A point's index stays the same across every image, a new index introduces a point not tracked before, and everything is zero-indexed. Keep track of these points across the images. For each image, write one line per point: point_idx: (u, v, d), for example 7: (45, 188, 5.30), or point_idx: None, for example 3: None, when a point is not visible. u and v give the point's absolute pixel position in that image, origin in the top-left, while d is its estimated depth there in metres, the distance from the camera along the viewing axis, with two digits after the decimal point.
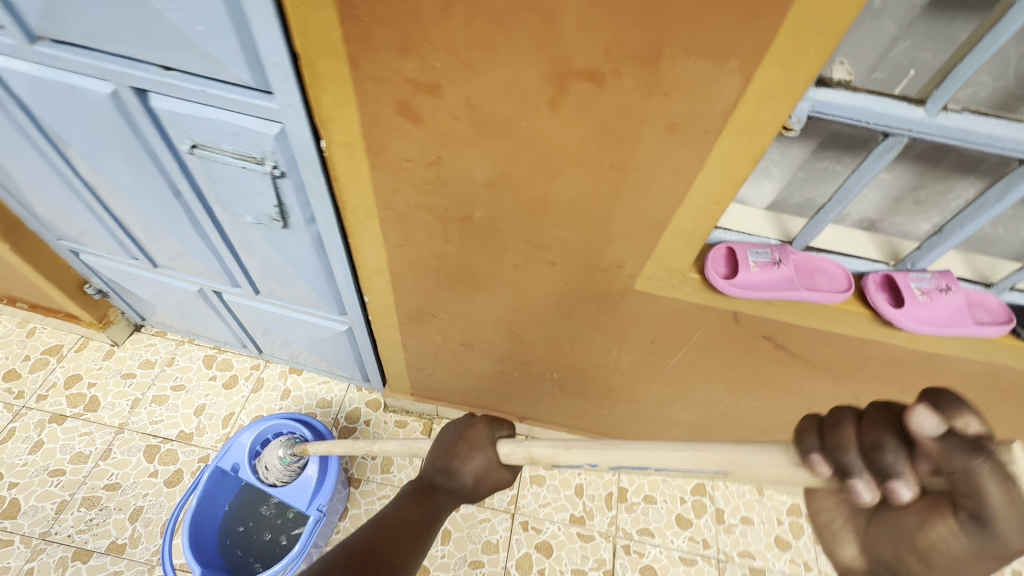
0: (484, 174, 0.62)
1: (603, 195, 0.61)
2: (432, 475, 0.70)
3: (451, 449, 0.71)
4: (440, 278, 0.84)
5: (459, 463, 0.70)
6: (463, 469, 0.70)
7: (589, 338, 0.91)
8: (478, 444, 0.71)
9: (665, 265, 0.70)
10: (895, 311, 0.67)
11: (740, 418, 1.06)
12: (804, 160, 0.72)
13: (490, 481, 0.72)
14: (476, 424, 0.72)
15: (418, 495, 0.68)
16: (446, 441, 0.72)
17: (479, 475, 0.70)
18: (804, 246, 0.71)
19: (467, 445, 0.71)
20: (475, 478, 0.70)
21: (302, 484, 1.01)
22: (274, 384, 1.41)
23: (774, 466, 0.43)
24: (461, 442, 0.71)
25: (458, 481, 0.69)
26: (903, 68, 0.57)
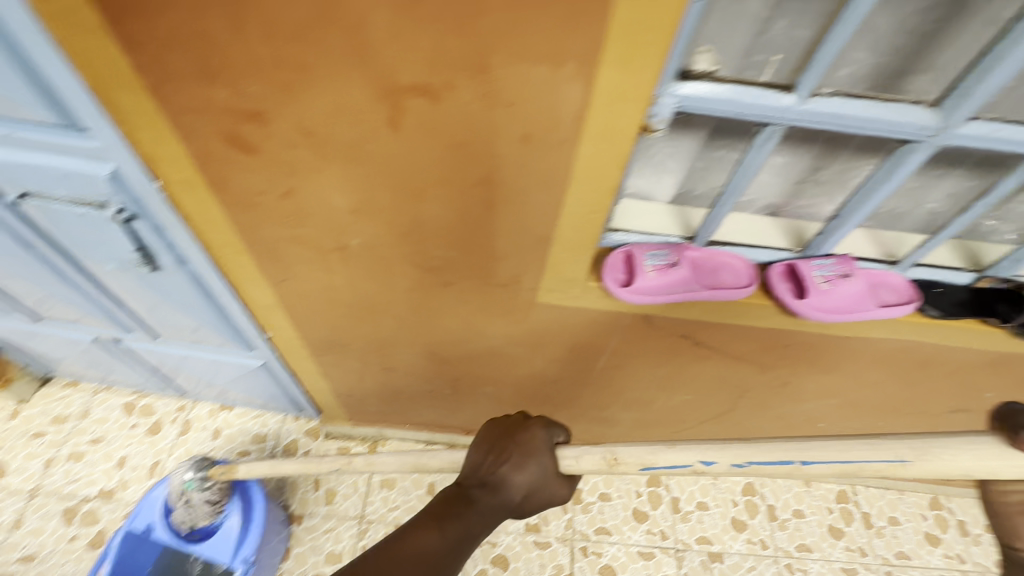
0: (345, 202, 0.57)
1: (477, 213, 0.56)
2: (476, 484, 0.67)
3: (503, 456, 0.67)
4: (339, 308, 0.78)
5: (507, 477, 0.66)
6: (509, 482, 0.65)
7: (510, 352, 0.87)
8: (533, 451, 0.67)
9: (563, 277, 0.66)
10: (800, 302, 0.65)
11: (678, 411, 1.04)
12: (699, 150, 0.68)
13: (541, 496, 0.67)
14: (533, 432, 0.68)
15: (453, 507, 0.66)
16: (496, 442, 0.69)
17: (528, 488, 0.66)
18: (707, 241, 0.67)
19: (518, 453, 0.67)
20: (525, 493, 0.66)
21: (224, 536, 0.97)
22: (203, 424, 1.32)
23: (967, 454, 0.42)
24: (510, 449, 0.67)
25: (498, 497, 0.65)
26: (781, 50, 0.50)
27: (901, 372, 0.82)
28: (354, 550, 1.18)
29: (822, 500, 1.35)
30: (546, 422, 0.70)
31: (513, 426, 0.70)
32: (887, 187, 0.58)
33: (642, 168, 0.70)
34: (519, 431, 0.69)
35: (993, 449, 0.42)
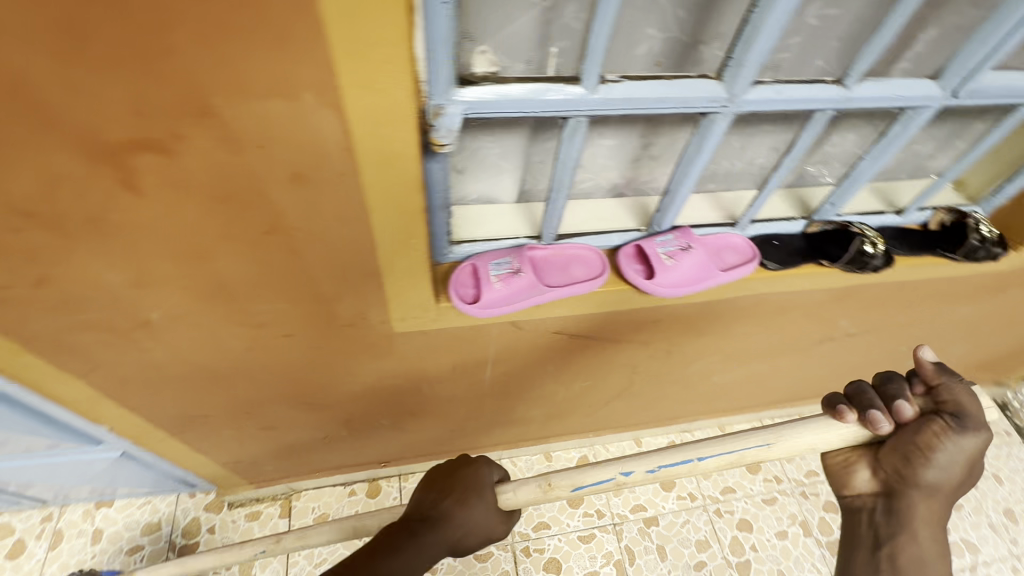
0: (120, 278, 0.48)
1: (283, 262, 0.50)
2: (414, 522, 0.59)
3: (447, 492, 0.61)
4: (174, 384, 0.68)
5: (452, 514, 0.59)
6: (453, 518, 0.59)
7: (391, 383, 0.82)
8: (477, 487, 0.62)
9: (410, 304, 0.61)
10: (649, 281, 0.65)
11: (582, 397, 1.04)
12: (528, 146, 0.65)
13: (474, 541, 0.61)
14: (480, 468, 0.64)
15: (389, 544, 0.56)
16: (436, 480, 0.63)
17: (469, 526, 0.59)
18: (554, 236, 0.66)
19: (463, 487, 0.61)
20: (466, 532, 0.59)
21: None
22: (78, 530, 1.15)
23: (819, 432, 0.56)
24: (451, 487, 0.61)
25: (438, 537, 0.57)
26: (575, 36, 0.48)
27: (766, 320, 0.87)
28: None
29: None
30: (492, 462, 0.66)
31: (453, 465, 0.64)
32: (701, 158, 0.58)
33: (476, 171, 0.66)
34: (464, 468, 0.64)
35: (824, 424, 0.56)
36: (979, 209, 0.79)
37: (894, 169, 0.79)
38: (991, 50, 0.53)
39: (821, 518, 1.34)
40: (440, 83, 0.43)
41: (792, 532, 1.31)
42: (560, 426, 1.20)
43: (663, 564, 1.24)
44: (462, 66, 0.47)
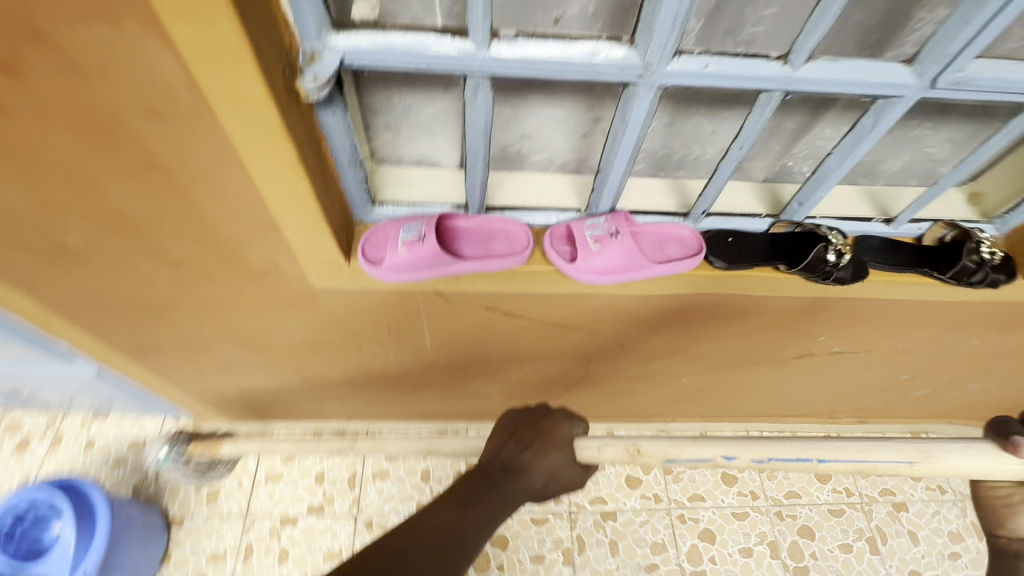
0: (22, 200, 0.50)
1: (173, 202, 0.51)
2: (498, 469, 0.63)
3: (527, 443, 0.66)
4: (116, 311, 0.72)
5: (536, 462, 0.64)
6: (534, 466, 0.64)
7: (330, 338, 0.82)
8: (557, 440, 0.67)
9: (320, 261, 0.61)
10: (570, 265, 0.62)
11: (538, 380, 1.02)
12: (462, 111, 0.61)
13: (554, 486, 0.67)
14: (557, 422, 0.68)
15: (475, 489, 0.60)
16: (515, 430, 0.67)
17: (547, 473, 0.65)
18: (480, 208, 0.64)
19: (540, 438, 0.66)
20: (546, 478, 0.65)
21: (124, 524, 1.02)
22: (75, 436, 1.26)
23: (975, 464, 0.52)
24: (533, 437, 0.66)
25: (526, 482, 0.62)
26: None
27: (726, 324, 0.81)
28: (238, 548, 1.17)
29: None
30: (576, 416, 0.71)
31: (534, 416, 0.69)
32: (628, 137, 0.53)
33: (410, 133, 0.63)
34: (543, 420, 0.68)
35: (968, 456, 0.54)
36: (991, 226, 0.68)
37: (896, 173, 0.69)
38: (979, 27, 0.45)
39: (793, 542, 1.26)
40: (309, 26, 0.41)
41: (758, 551, 1.25)
42: None
43: (613, 558, 1.22)
44: (339, 11, 0.44)
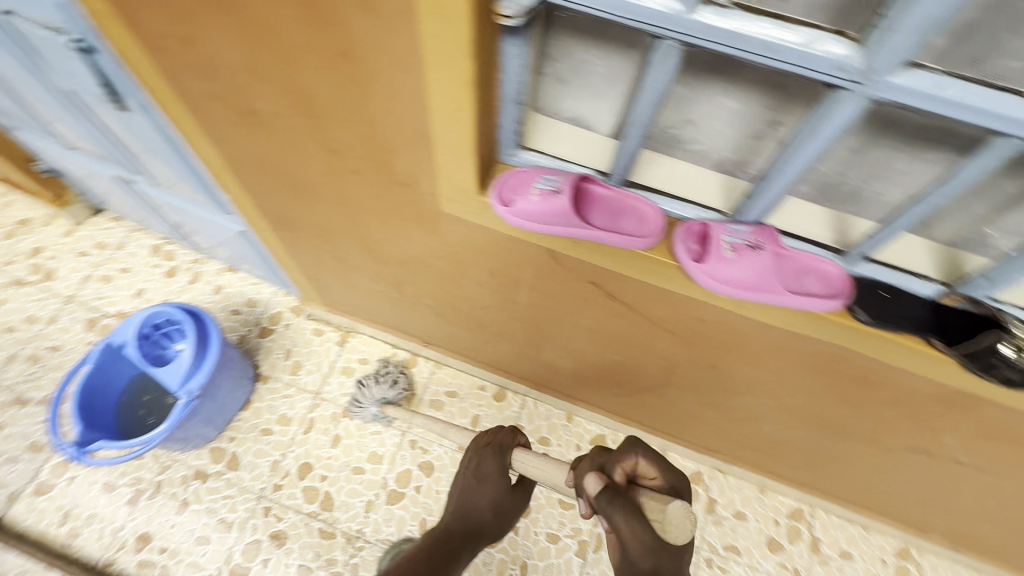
0: (237, 58, 0.57)
1: (352, 92, 0.55)
2: (453, 526, 0.81)
3: (476, 489, 0.81)
4: (274, 181, 0.81)
5: (481, 502, 0.81)
6: (479, 510, 0.82)
7: (436, 263, 0.87)
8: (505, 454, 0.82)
9: (455, 185, 0.63)
10: (697, 265, 0.58)
11: (611, 370, 1.00)
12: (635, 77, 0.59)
13: (505, 514, 0.85)
14: (490, 455, 0.82)
15: (435, 545, 0.78)
16: (464, 480, 0.83)
17: (493, 510, 0.83)
18: (622, 179, 0.62)
19: (479, 480, 0.81)
20: (493, 513, 0.83)
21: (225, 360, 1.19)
22: (209, 279, 1.47)
23: None
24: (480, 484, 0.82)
25: (476, 525, 0.82)
26: None
27: (838, 383, 0.73)
28: (303, 419, 1.30)
29: (772, 511, 1.25)
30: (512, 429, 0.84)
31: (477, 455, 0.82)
32: (812, 147, 0.49)
33: (576, 88, 0.62)
34: (481, 463, 0.82)
35: None
36: None
37: None
38: None
39: None
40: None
41: None
42: (587, 392, 1.18)
43: None
44: None
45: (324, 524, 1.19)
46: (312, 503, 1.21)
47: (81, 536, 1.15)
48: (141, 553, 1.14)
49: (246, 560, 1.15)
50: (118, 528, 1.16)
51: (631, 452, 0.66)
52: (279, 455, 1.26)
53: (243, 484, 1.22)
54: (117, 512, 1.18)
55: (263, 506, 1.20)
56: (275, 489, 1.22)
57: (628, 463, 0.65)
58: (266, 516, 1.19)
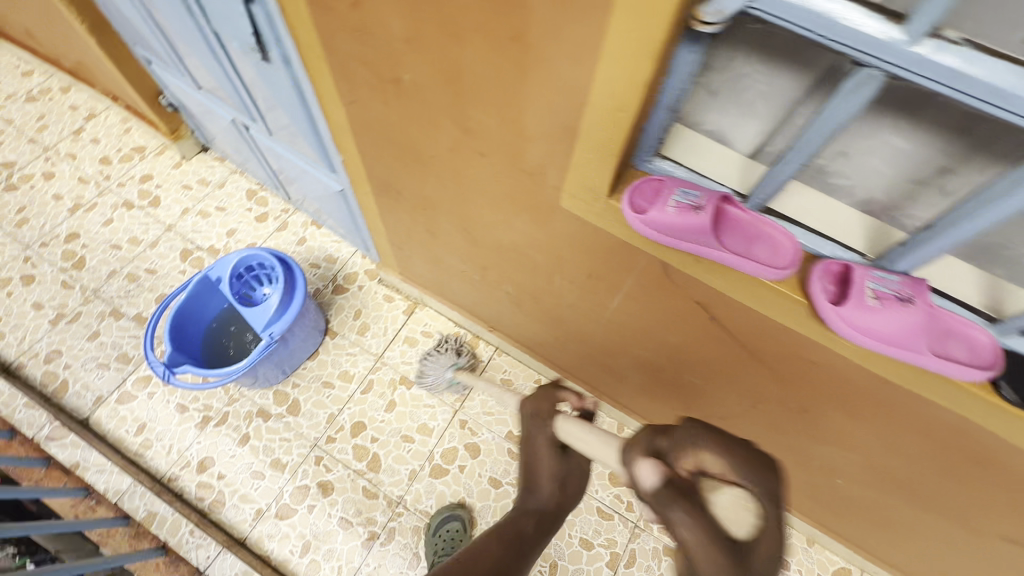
0: (399, 28, 0.57)
1: (508, 78, 0.54)
2: (521, 513, 0.72)
3: (535, 466, 0.73)
4: (392, 149, 0.82)
5: (542, 477, 0.73)
6: (541, 491, 0.73)
7: (531, 255, 0.86)
8: (546, 417, 0.72)
9: (585, 184, 0.62)
10: (832, 307, 0.54)
11: (684, 392, 0.97)
12: (796, 100, 0.56)
13: (573, 484, 0.75)
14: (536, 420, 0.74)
15: (506, 530, 0.71)
16: (525, 459, 0.75)
17: (557, 490, 0.73)
18: (759, 206, 0.59)
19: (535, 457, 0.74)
20: (555, 485, 0.72)
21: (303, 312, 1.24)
22: (295, 230, 1.53)
23: None
24: (541, 456, 0.73)
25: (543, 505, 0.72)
26: None
27: (947, 455, 0.68)
28: (363, 379, 1.34)
29: (819, 566, 1.19)
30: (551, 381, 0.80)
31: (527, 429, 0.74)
32: (1004, 208, 0.44)
33: (726, 102, 0.60)
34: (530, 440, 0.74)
35: None
36: None
37: None
38: None
39: None
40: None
41: None
42: (648, 408, 1.16)
43: None
44: None
45: (368, 483, 1.23)
46: (360, 461, 1.25)
47: (152, 449, 1.24)
48: (202, 475, 1.22)
49: (294, 502, 1.21)
50: (185, 448, 1.24)
51: (690, 442, 0.43)
52: (337, 409, 1.31)
53: (300, 430, 1.28)
54: (186, 434, 1.26)
55: (315, 455, 1.25)
56: (328, 441, 1.27)
57: (688, 459, 0.43)
58: (317, 464, 1.25)
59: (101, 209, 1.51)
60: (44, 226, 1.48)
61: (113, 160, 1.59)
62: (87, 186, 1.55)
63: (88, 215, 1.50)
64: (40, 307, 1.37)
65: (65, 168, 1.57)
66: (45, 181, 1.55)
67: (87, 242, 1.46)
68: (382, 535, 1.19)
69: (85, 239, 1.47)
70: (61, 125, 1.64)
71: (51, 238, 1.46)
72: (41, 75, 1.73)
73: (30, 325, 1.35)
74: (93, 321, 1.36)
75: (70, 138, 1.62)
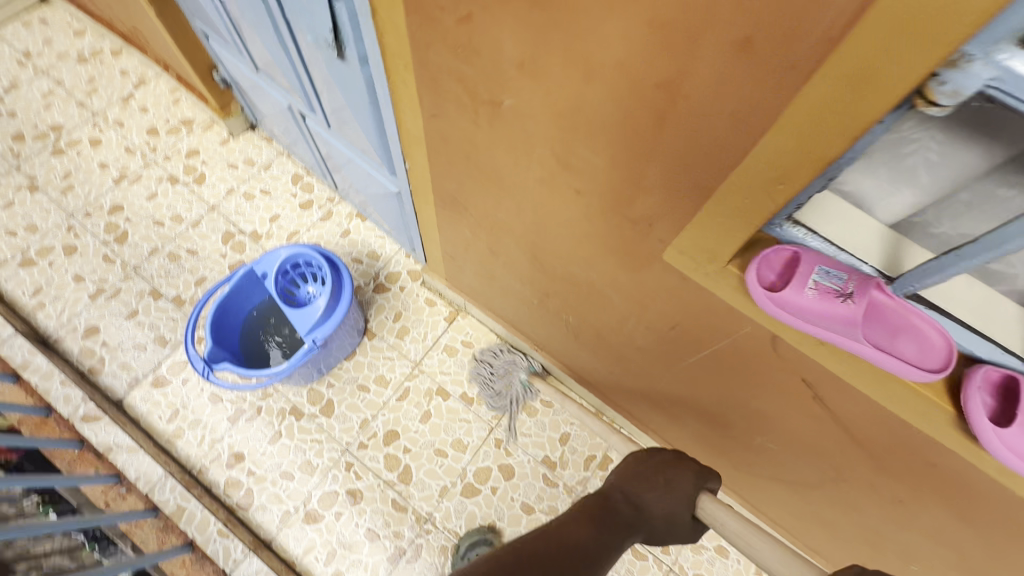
0: (513, 51, 0.50)
1: (641, 124, 0.47)
2: (618, 498, 0.65)
3: (650, 483, 0.66)
4: (470, 168, 0.75)
5: (654, 508, 0.64)
6: (651, 509, 0.64)
7: (607, 294, 0.79)
8: (681, 486, 0.65)
9: (701, 244, 0.54)
10: (991, 426, 0.47)
11: (750, 450, 0.90)
12: (978, 172, 0.44)
13: (677, 533, 0.66)
14: (684, 469, 0.67)
15: (601, 512, 0.62)
16: (642, 472, 0.67)
17: (668, 519, 0.63)
18: (908, 292, 0.49)
19: (666, 485, 0.65)
20: (666, 525, 0.64)
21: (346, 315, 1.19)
22: (339, 221, 1.47)
23: None
24: (657, 484, 0.66)
25: (647, 519, 0.63)
26: None
27: None
28: (399, 386, 1.30)
29: None
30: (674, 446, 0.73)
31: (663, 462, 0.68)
32: None
33: (878, 162, 0.48)
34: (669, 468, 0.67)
35: None
36: None
37: None
38: None
39: None
40: (1000, 29, 0.27)
41: None
42: (700, 453, 1.09)
43: None
44: None
45: (397, 495, 1.20)
46: (391, 471, 1.22)
47: (184, 437, 1.22)
48: (232, 470, 1.19)
49: (322, 507, 1.18)
50: (216, 440, 1.22)
51: None
52: (370, 415, 1.26)
53: (332, 433, 1.24)
54: (218, 425, 1.23)
55: (346, 460, 1.22)
56: (360, 447, 1.23)
57: None
58: (347, 470, 1.21)
59: (146, 182, 1.48)
60: (89, 194, 1.45)
61: (160, 131, 1.55)
62: (133, 156, 1.51)
63: (132, 187, 1.47)
64: (81, 280, 1.34)
65: (112, 135, 1.53)
66: (92, 148, 1.51)
67: (130, 216, 1.43)
68: (408, 551, 1.15)
69: (128, 213, 1.44)
70: (111, 90, 1.60)
71: (95, 208, 1.43)
72: (93, 36, 1.68)
73: (70, 298, 1.32)
74: (131, 299, 1.33)
75: (118, 104, 1.58)
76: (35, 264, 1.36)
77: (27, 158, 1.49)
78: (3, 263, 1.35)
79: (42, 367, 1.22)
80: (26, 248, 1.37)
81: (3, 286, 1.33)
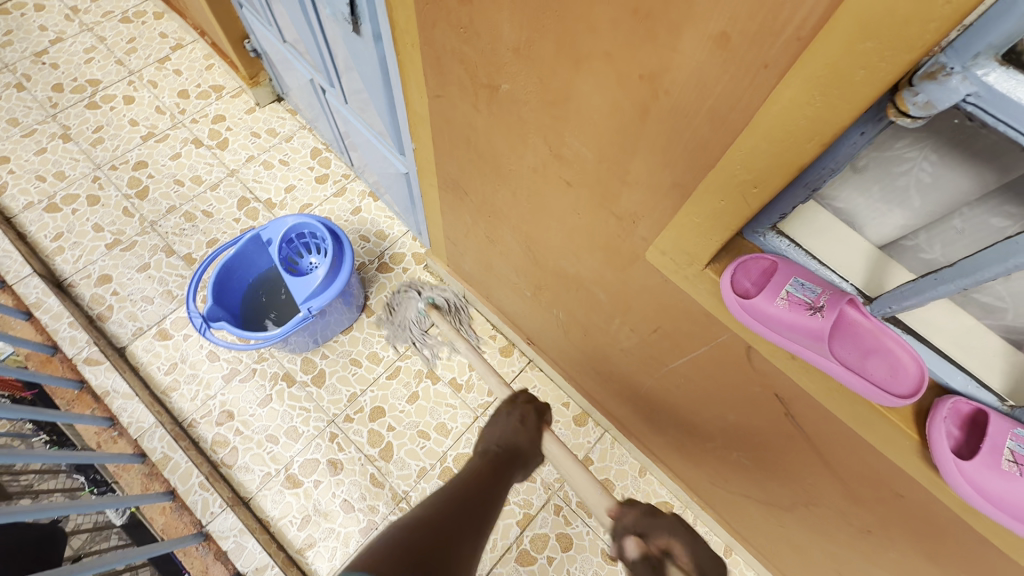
0: (511, 36, 0.51)
1: (627, 117, 0.47)
2: (494, 448, 0.82)
3: (508, 429, 0.85)
4: (470, 154, 0.76)
5: (523, 444, 0.83)
6: (521, 445, 0.83)
7: (594, 292, 0.79)
8: (532, 428, 0.85)
9: (681, 246, 0.54)
10: (950, 455, 0.45)
11: (726, 465, 0.89)
12: (967, 198, 0.42)
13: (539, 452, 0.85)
14: (530, 415, 0.87)
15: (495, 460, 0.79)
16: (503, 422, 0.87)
17: (533, 446, 0.84)
18: (886, 315, 0.47)
19: (520, 423, 0.86)
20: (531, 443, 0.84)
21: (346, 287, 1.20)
22: (352, 198, 1.49)
23: None
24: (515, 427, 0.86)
25: (519, 447, 0.83)
26: None
27: None
28: (391, 364, 1.31)
29: None
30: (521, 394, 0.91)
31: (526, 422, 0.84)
32: None
33: (868, 181, 0.45)
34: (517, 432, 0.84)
35: None
36: None
37: None
38: None
39: None
40: (977, 42, 0.27)
41: None
42: (679, 463, 1.08)
43: None
44: None
45: (377, 471, 1.21)
46: (373, 447, 1.23)
47: (179, 390, 1.25)
48: (220, 427, 1.23)
49: (303, 473, 1.20)
50: (209, 397, 1.25)
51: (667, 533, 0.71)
52: (359, 390, 1.28)
53: (320, 403, 1.27)
54: (213, 382, 1.27)
55: (331, 431, 1.24)
56: (346, 420, 1.25)
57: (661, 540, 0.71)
58: (331, 441, 1.23)
59: (172, 142, 1.52)
60: (117, 148, 1.50)
61: (191, 95, 1.59)
62: (162, 116, 1.56)
63: (158, 145, 1.52)
64: (101, 230, 1.40)
65: (145, 95, 1.59)
66: (125, 105, 1.57)
67: (153, 172, 1.48)
68: (380, 526, 1.17)
69: (151, 169, 1.48)
70: (149, 51, 1.66)
71: (121, 161, 1.49)
72: None
73: (88, 246, 1.37)
74: (145, 254, 1.38)
75: (155, 65, 1.63)
76: (59, 210, 1.41)
77: (63, 109, 1.55)
78: (30, 205, 1.41)
79: (54, 308, 1.26)
80: (53, 195, 1.43)
81: (27, 228, 1.38)
